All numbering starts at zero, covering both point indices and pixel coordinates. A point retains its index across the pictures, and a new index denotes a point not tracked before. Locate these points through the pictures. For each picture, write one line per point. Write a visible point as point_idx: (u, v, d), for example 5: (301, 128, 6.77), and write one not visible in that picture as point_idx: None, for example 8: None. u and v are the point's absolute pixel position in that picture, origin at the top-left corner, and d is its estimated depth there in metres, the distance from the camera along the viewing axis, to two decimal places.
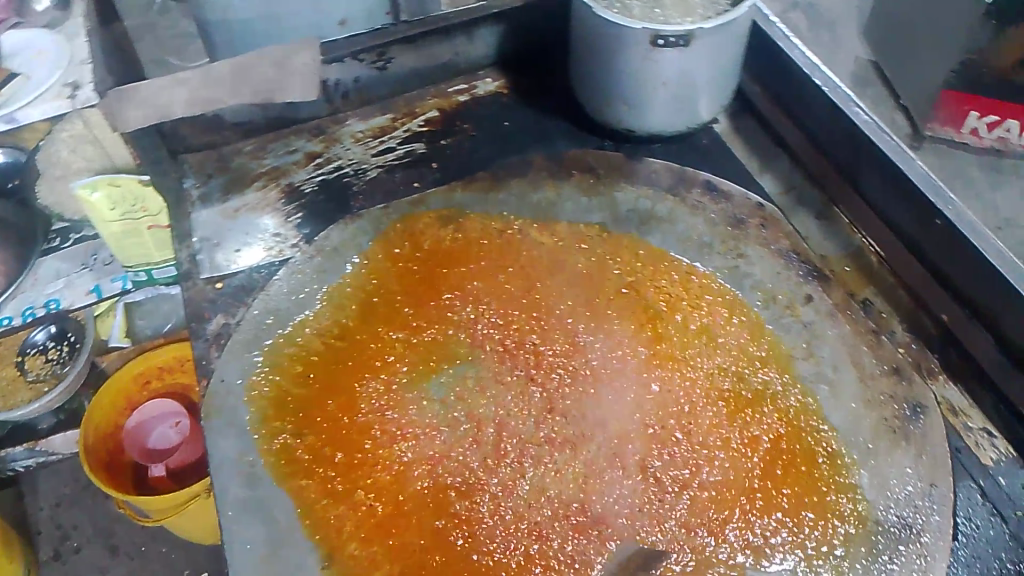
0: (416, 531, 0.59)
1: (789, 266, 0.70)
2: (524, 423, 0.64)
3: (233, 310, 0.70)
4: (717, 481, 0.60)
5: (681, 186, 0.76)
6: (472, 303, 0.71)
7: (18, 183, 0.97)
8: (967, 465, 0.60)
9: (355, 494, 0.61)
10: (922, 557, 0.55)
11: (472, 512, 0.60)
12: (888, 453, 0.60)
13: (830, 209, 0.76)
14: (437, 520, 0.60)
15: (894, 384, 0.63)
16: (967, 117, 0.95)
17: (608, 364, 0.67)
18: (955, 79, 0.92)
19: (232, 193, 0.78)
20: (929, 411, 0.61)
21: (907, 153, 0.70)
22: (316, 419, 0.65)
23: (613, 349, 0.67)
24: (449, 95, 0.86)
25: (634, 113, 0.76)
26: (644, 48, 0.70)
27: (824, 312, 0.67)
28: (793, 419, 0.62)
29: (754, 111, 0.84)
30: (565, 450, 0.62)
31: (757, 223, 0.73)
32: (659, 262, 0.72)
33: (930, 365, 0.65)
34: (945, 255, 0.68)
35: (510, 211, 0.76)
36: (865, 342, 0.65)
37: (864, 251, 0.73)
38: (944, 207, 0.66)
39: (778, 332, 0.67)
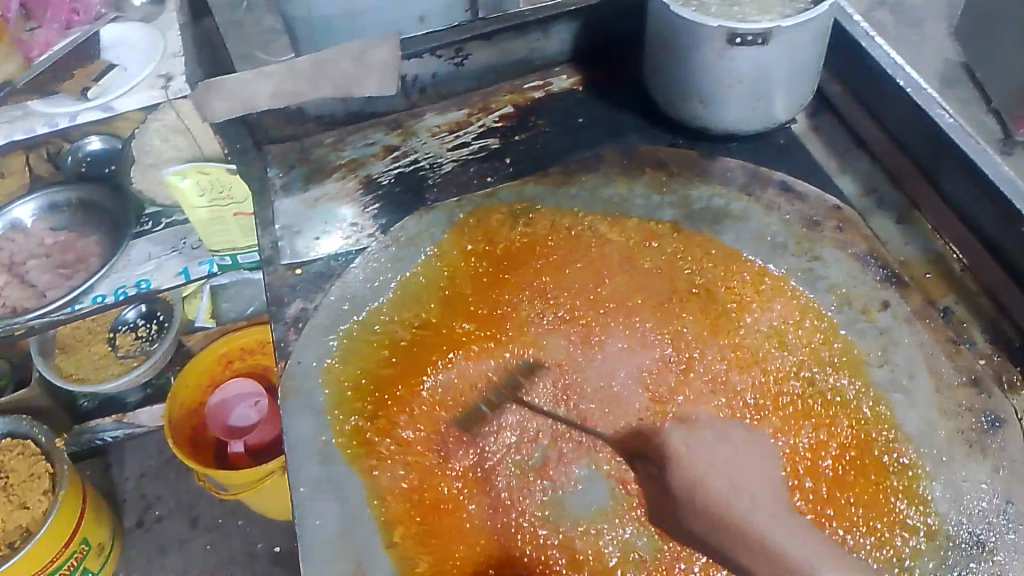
0: (475, 516, 0.61)
1: (866, 269, 0.68)
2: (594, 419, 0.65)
3: (311, 296, 0.72)
4: (784, 484, 0.59)
5: (756, 184, 0.75)
6: (545, 294, 0.71)
7: (114, 169, 1.01)
8: None
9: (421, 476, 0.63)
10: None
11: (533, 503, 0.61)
12: (964, 466, 0.58)
13: (911, 211, 0.74)
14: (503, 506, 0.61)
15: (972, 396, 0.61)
16: None
17: (681, 363, 0.66)
18: None
19: (312, 183, 0.81)
20: (1009, 424, 0.59)
21: (992, 156, 0.68)
22: (388, 402, 0.66)
23: (686, 348, 0.67)
24: (524, 90, 0.87)
25: (709, 112, 0.76)
26: (719, 45, 0.69)
27: (901, 316, 0.65)
28: (863, 426, 0.61)
29: (834, 110, 0.83)
30: (630, 446, 0.63)
31: (834, 225, 0.71)
32: (733, 262, 0.71)
33: (1013, 376, 0.62)
34: None
35: (582, 207, 0.76)
36: (944, 350, 0.63)
37: (945, 255, 0.70)
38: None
39: (851, 336, 0.65)
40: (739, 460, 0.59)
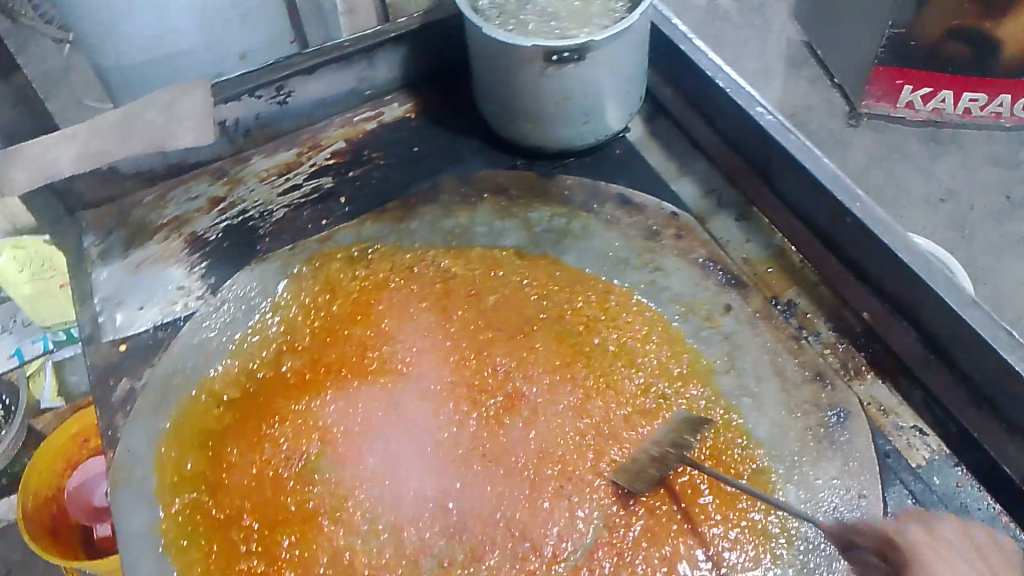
0: None
1: (708, 275, 0.68)
2: (458, 468, 0.62)
3: (138, 372, 0.67)
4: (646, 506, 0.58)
5: (596, 199, 0.74)
6: (391, 339, 0.68)
7: None
8: (897, 469, 0.58)
9: (270, 550, 0.59)
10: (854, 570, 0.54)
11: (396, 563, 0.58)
12: (816, 464, 0.58)
13: (748, 208, 0.74)
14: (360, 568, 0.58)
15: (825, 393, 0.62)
16: (901, 92, 1.03)
17: (537, 392, 0.64)
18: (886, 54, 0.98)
19: (133, 247, 0.75)
20: (854, 414, 0.60)
21: (813, 151, 0.69)
22: (227, 473, 0.62)
23: (543, 377, 0.65)
24: (356, 123, 0.83)
25: (541, 131, 0.74)
26: (539, 65, 0.68)
27: (744, 319, 0.66)
28: (717, 436, 0.61)
29: (669, 115, 0.82)
30: (488, 489, 0.60)
31: (673, 233, 0.71)
32: (577, 283, 0.70)
33: (858, 364, 0.64)
34: (863, 251, 0.66)
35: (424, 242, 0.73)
36: (787, 347, 0.64)
37: (786, 250, 0.71)
38: (851, 203, 0.65)
39: (698, 345, 0.65)
40: None
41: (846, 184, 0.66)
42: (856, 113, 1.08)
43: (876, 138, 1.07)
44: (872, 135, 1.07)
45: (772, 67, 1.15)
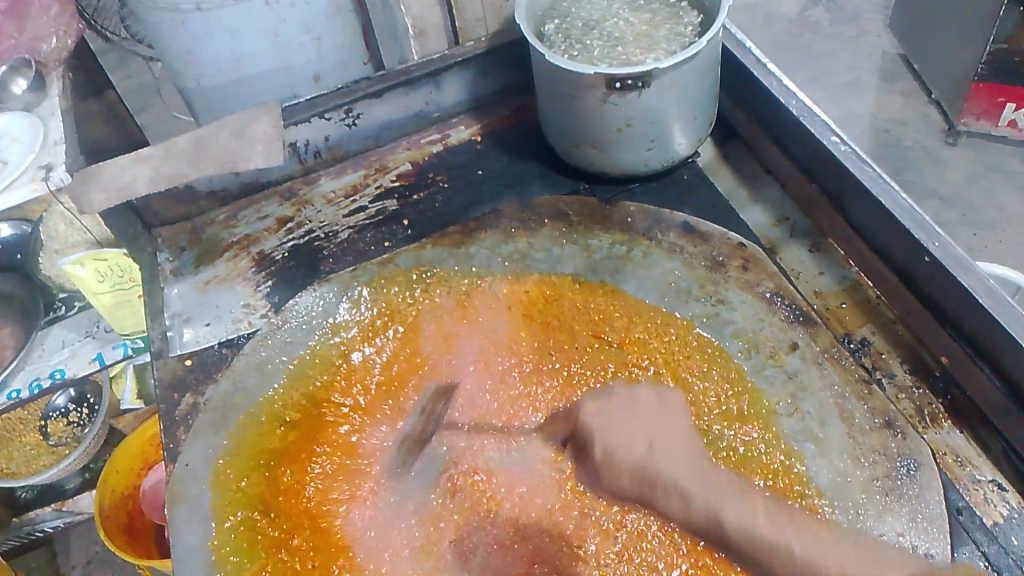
0: None
1: (775, 311, 0.66)
2: (508, 500, 0.61)
3: (202, 389, 0.68)
4: (698, 552, 0.56)
5: (658, 227, 0.73)
6: (446, 363, 0.68)
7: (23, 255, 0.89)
8: (970, 527, 0.54)
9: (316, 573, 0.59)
10: None
11: None
12: (879, 518, 0.55)
13: (822, 239, 0.71)
14: None
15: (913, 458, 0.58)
16: (1003, 109, 0.98)
17: (634, 453, 0.60)
18: (989, 67, 0.95)
19: (204, 264, 0.77)
20: (925, 467, 0.57)
21: (888, 184, 0.66)
22: (278, 494, 0.63)
23: (639, 434, 0.61)
24: (423, 146, 0.84)
25: (605, 157, 0.73)
26: (601, 91, 0.67)
27: (810, 358, 0.63)
28: (775, 482, 0.58)
29: (742, 139, 0.80)
30: (535, 524, 0.60)
31: (738, 264, 0.69)
32: (637, 314, 0.68)
33: (934, 411, 0.60)
34: (941, 291, 0.62)
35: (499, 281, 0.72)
36: (855, 391, 0.61)
37: (860, 285, 0.68)
38: (928, 241, 0.62)
39: (760, 384, 0.63)
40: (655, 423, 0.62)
41: (927, 222, 0.63)
42: (954, 131, 1.03)
43: (973, 158, 1.01)
44: (968, 153, 1.02)
45: (863, 80, 1.10)
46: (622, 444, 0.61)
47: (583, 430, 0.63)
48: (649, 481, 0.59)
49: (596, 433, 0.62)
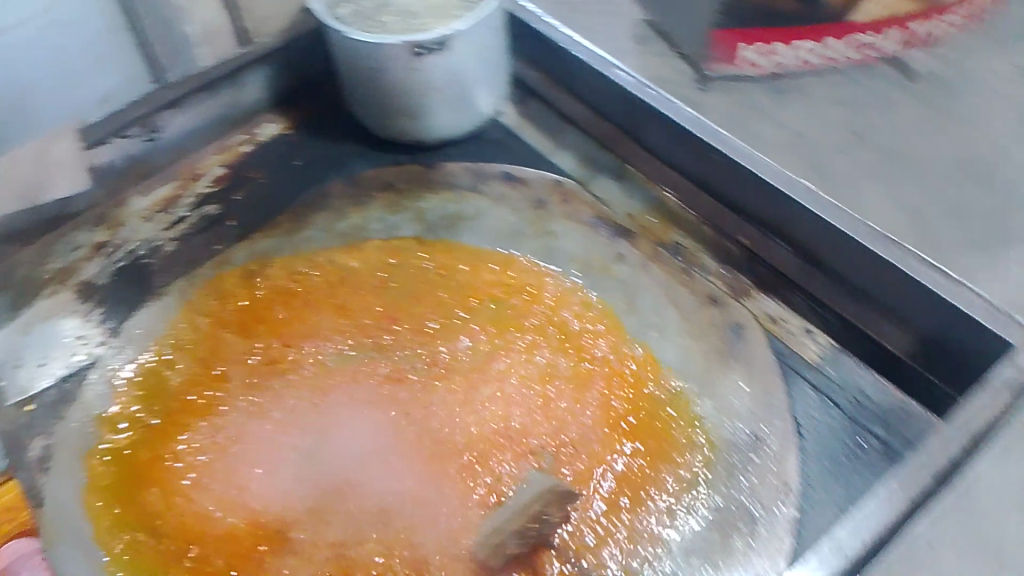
0: None
1: (597, 231, 0.73)
2: (396, 446, 0.62)
3: (51, 428, 0.64)
4: (582, 443, 0.60)
5: (479, 181, 0.77)
6: (309, 343, 0.68)
7: None
8: (795, 366, 0.63)
9: (215, 564, 0.57)
10: (774, 458, 0.58)
11: (354, 542, 0.57)
12: (721, 376, 0.62)
13: (624, 167, 0.79)
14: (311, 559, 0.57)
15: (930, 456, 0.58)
16: None
17: None
18: None
19: (21, 308, 0.72)
20: (749, 328, 0.65)
21: (672, 103, 0.75)
22: (155, 504, 0.60)
23: None
24: (232, 147, 0.83)
25: (418, 124, 0.77)
26: (405, 60, 0.71)
27: (637, 264, 0.70)
28: (633, 368, 0.64)
29: (538, 95, 0.85)
30: (425, 459, 0.61)
31: (559, 199, 0.75)
32: (478, 259, 0.72)
33: (745, 286, 0.69)
34: (732, 185, 0.71)
35: (540, 499, 0.56)
36: (679, 282, 0.69)
37: (663, 199, 0.76)
38: (715, 142, 0.71)
39: (600, 295, 0.69)
40: None
41: (711, 126, 0.72)
42: None
43: None
44: None
45: None
46: None
47: None
48: None
49: None
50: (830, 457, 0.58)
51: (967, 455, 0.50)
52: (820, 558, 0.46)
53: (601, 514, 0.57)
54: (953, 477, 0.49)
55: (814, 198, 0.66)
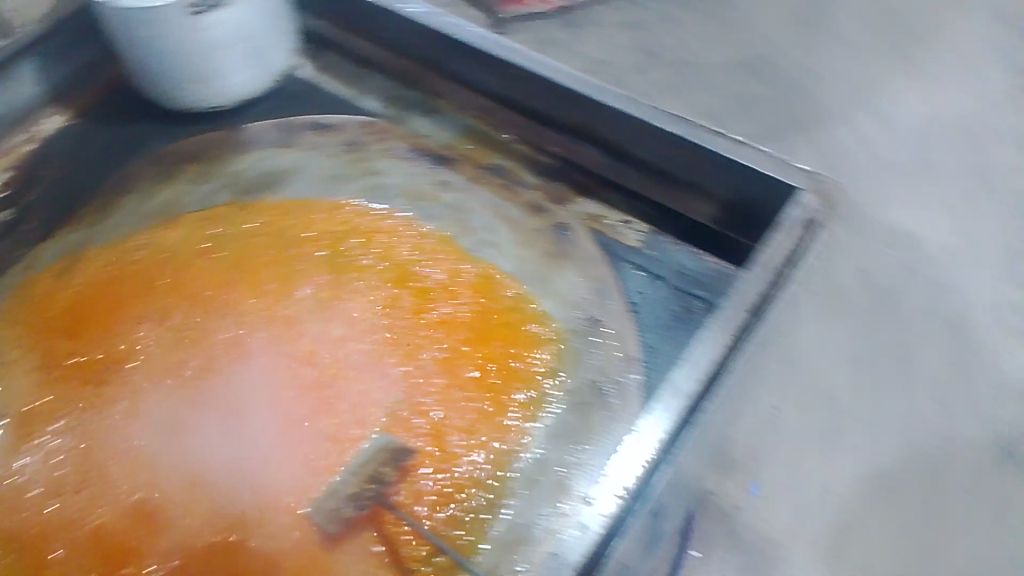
0: (162, 562, 0.54)
1: (416, 163, 0.73)
2: (255, 404, 0.61)
3: None
4: (439, 364, 0.61)
5: (288, 135, 0.76)
6: (146, 324, 0.66)
7: None
8: (619, 252, 0.66)
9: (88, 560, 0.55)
10: (615, 336, 0.61)
11: (230, 506, 0.56)
12: (556, 274, 0.64)
13: (434, 101, 0.77)
14: (187, 531, 0.55)
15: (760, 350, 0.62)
16: None
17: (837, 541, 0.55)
18: None
19: None
20: (574, 228, 0.67)
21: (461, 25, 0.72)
22: (9, 520, 0.57)
23: None
24: (15, 148, 0.77)
25: (213, 88, 0.74)
26: (183, 21, 0.69)
27: (461, 188, 0.71)
28: (476, 282, 0.65)
29: (334, 45, 0.82)
30: (287, 410, 0.60)
31: (373, 140, 0.75)
32: (304, 210, 0.71)
33: (566, 193, 0.70)
34: (534, 97, 0.71)
35: (375, 459, 0.56)
36: (502, 197, 0.70)
37: (476, 125, 0.75)
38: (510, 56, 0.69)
39: (429, 223, 0.69)
40: None
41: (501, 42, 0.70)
42: None
43: None
44: None
45: None
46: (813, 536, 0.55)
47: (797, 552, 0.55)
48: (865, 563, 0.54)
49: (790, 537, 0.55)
50: (663, 323, 0.62)
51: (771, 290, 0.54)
52: (664, 405, 0.50)
53: (470, 424, 0.58)
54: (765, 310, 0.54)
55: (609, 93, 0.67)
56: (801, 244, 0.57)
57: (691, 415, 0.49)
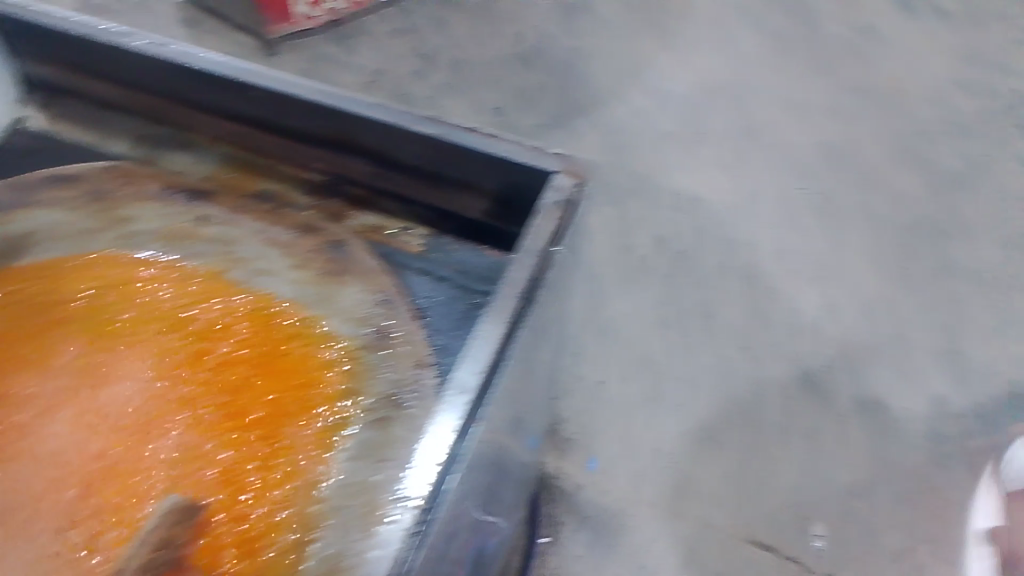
0: None
1: (171, 203, 0.68)
2: (21, 496, 0.54)
3: None
4: (222, 407, 0.58)
5: (24, 194, 0.67)
6: None
7: None
8: (403, 260, 0.67)
9: None
10: (405, 341, 0.60)
11: None
12: (336, 290, 0.62)
13: (187, 135, 0.73)
14: None
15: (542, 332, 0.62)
16: None
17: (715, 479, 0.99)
18: None
19: None
20: (349, 242, 0.66)
21: (190, 52, 0.66)
22: None
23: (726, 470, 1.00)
24: None
25: None
26: None
27: (223, 220, 0.67)
28: (252, 313, 0.62)
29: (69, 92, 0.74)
30: (60, 495, 0.54)
31: (120, 185, 0.69)
32: (51, 274, 0.64)
33: (339, 208, 0.69)
34: (282, 115, 0.66)
35: (166, 521, 0.53)
36: (267, 221, 0.67)
37: (234, 154, 0.71)
38: (245, 77, 0.64)
39: (194, 261, 0.65)
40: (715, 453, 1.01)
41: (230, 60, 0.64)
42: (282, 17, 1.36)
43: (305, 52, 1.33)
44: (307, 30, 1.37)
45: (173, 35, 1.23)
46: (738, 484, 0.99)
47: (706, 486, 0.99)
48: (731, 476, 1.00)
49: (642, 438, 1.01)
50: (452, 322, 0.63)
51: (540, 272, 0.55)
52: (451, 405, 0.49)
53: (263, 463, 0.56)
54: (537, 291, 0.54)
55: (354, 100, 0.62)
56: (565, 220, 0.57)
57: (478, 410, 0.49)
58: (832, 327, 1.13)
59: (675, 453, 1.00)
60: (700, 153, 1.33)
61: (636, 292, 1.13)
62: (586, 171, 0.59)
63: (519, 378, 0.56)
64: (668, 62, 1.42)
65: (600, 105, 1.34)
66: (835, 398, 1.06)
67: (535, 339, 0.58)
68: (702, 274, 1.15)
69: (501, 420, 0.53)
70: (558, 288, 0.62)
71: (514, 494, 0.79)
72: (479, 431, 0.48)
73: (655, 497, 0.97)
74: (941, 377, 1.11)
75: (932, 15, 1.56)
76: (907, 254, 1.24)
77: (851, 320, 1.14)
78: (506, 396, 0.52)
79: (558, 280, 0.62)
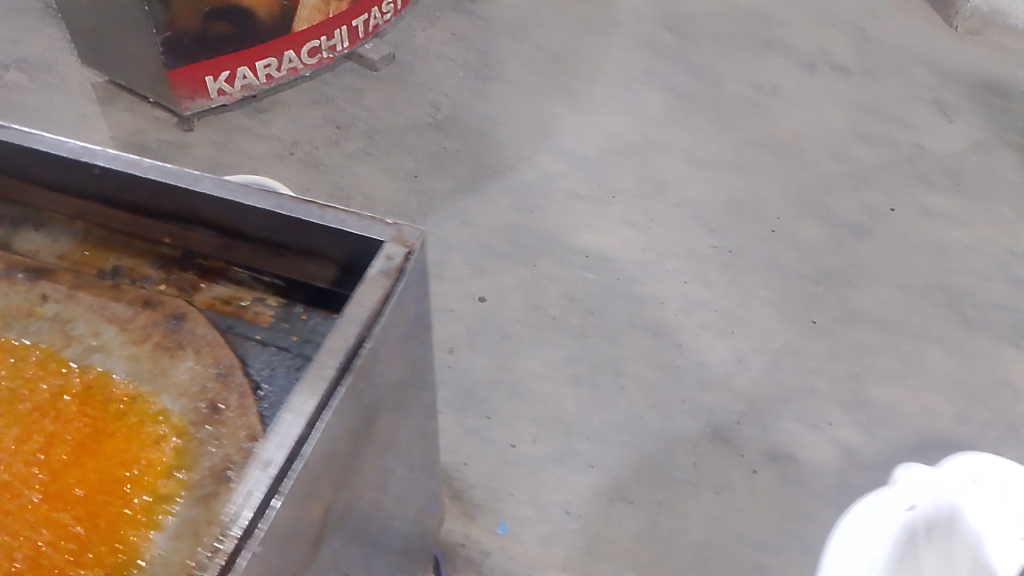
0: None
1: (12, 282, 0.66)
2: None
3: None
4: (42, 489, 0.56)
5: None
6: None
7: None
8: (244, 332, 0.67)
9: None
10: (238, 414, 0.59)
11: None
12: (171, 365, 0.62)
13: (42, 213, 0.72)
14: None
15: (381, 401, 0.61)
16: (208, 83, 1.50)
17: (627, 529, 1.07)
18: (167, 80, 1.47)
19: None
20: (190, 314, 0.65)
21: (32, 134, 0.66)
22: None
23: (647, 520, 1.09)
24: None
25: None
26: None
27: (63, 298, 0.65)
28: (85, 391, 0.61)
29: None
30: None
31: None
32: None
33: (192, 280, 0.69)
34: (126, 193, 0.67)
35: None
36: (109, 297, 0.66)
37: (89, 229, 0.72)
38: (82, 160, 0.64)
39: (30, 339, 0.63)
40: (628, 506, 1.10)
41: (68, 143, 0.65)
42: (186, 120, 1.53)
43: (213, 149, 1.50)
44: (207, 129, 1.54)
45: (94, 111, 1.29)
46: (642, 522, 1.08)
47: (627, 532, 1.07)
48: (648, 527, 1.08)
49: (555, 488, 1.11)
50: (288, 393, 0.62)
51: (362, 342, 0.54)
52: (253, 482, 0.47)
53: (77, 545, 0.53)
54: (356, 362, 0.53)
55: (191, 177, 0.63)
56: (393, 287, 0.56)
57: (281, 484, 0.48)
58: (740, 379, 1.24)
59: (585, 510, 1.09)
60: (613, 216, 1.46)
61: (547, 347, 1.26)
62: (422, 234, 0.59)
63: (344, 446, 0.55)
64: (577, 124, 1.63)
65: (513, 167, 1.53)
66: (744, 450, 1.16)
67: (366, 407, 0.58)
68: (614, 331, 1.29)
69: (319, 492, 0.53)
70: (400, 355, 0.62)
71: (396, 561, 0.79)
72: (278, 506, 0.47)
73: (566, 562, 1.04)
74: (850, 429, 1.18)
75: (822, 83, 1.75)
76: (812, 307, 1.33)
77: (757, 369, 1.25)
78: (323, 468, 0.52)
79: (398, 344, 0.61)
